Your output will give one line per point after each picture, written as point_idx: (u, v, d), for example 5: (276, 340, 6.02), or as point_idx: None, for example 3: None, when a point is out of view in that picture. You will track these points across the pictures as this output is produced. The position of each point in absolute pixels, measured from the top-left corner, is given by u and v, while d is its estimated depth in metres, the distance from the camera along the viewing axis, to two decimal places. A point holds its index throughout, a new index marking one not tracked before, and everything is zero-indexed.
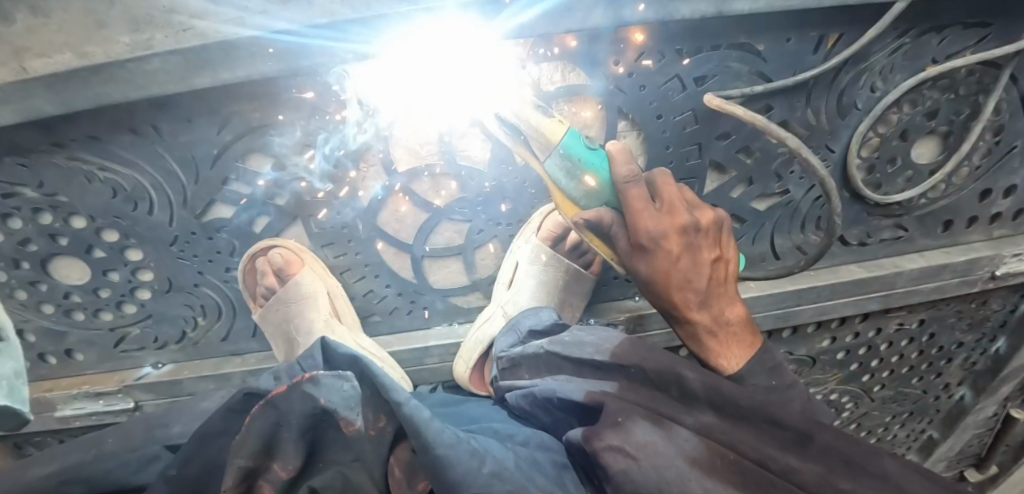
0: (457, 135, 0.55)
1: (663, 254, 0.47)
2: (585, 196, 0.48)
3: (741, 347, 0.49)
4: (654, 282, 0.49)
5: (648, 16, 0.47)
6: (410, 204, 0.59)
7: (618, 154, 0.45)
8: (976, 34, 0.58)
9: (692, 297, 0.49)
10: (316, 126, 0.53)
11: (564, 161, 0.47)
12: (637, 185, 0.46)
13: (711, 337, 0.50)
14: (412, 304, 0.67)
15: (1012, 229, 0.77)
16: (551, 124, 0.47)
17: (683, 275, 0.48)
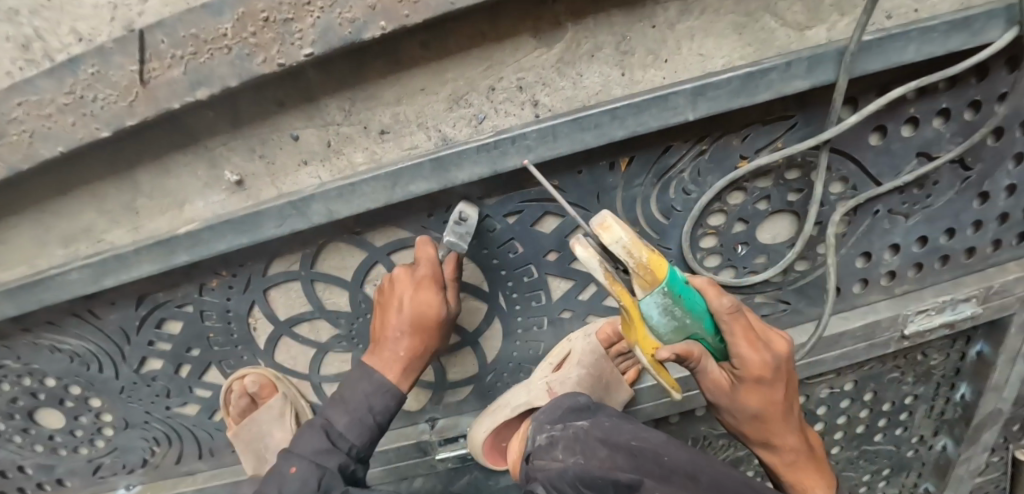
0: (320, 287, 0.66)
1: (389, 343, 0.63)
2: (674, 330, 0.49)
3: (422, 287, 0.60)
4: (420, 334, 0.63)
5: (433, 185, 0.56)
6: (298, 344, 0.70)
7: (708, 288, 0.50)
8: (781, 126, 0.63)
9: (399, 323, 0.62)
10: (205, 296, 0.65)
11: (662, 298, 0.46)
12: (735, 316, 0.52)
13: (824, 467, 0.66)
14: (324, 421, 0.77)
15: (915, 282, 0.78)
16: (654, 261, 0.45)
17: (391, 336, 0.63)
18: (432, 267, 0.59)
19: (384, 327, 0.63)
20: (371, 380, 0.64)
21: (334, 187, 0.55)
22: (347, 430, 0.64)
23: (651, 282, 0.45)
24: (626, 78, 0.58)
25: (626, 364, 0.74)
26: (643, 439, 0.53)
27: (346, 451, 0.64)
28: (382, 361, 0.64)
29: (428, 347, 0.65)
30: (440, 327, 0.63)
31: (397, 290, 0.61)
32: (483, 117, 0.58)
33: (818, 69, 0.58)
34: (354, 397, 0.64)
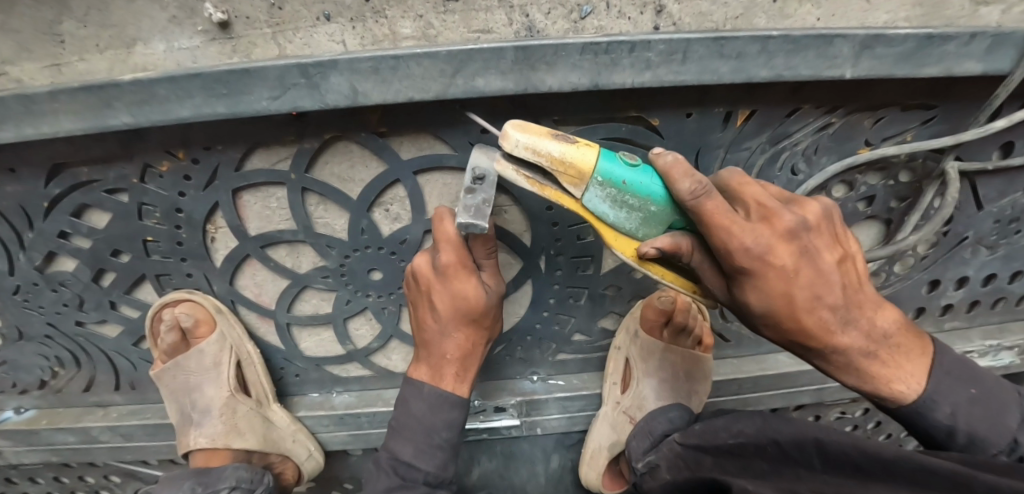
0: (312, 201, 0.49)
1: (434, 357, 0.49)
2: (643, 224, 0.37)
3: (451, 275, 0.44)
4: (469, 328, 0.48)
5: (508, 85, 0.40)
6: (269, 271, 0.54)
7: (672, 168, 0.33)
8: (918, 117, 0.52)
9: (438, 325, 0.47)
10: (149, 184, 0.47)
11: (604, 190, 0.35)
12: (709, 198, 0.33)
13: (940, 380, 0.40)
14: (282, 371, 0.61)
15: (991, 320, 0.71)
16: (576, 148, 0.34)
17: (433, 341, 0.48)
18: (456, 250, 0.43)
19: (421, 329, 0.48)
20: (423, 397, 0.50)
21: (367, 59, 0.38)
22: (415, 460, 0.50)
23: (581, 175, 0.35)
24: (777, 6, 0.45)
25: (695, 339, 0.59)
26: (735, 428, 0.43)
27: (422, 481, 0.51)
28: (430, 369, 0.50)
29: (483, 339, 0.50)
30: (488, 315, 0.47)
31: (423, 289, 0.45)
32: (588, 12, 0.43)
33: (998, 52, 0.45)
34: (413, 422, 0.50)
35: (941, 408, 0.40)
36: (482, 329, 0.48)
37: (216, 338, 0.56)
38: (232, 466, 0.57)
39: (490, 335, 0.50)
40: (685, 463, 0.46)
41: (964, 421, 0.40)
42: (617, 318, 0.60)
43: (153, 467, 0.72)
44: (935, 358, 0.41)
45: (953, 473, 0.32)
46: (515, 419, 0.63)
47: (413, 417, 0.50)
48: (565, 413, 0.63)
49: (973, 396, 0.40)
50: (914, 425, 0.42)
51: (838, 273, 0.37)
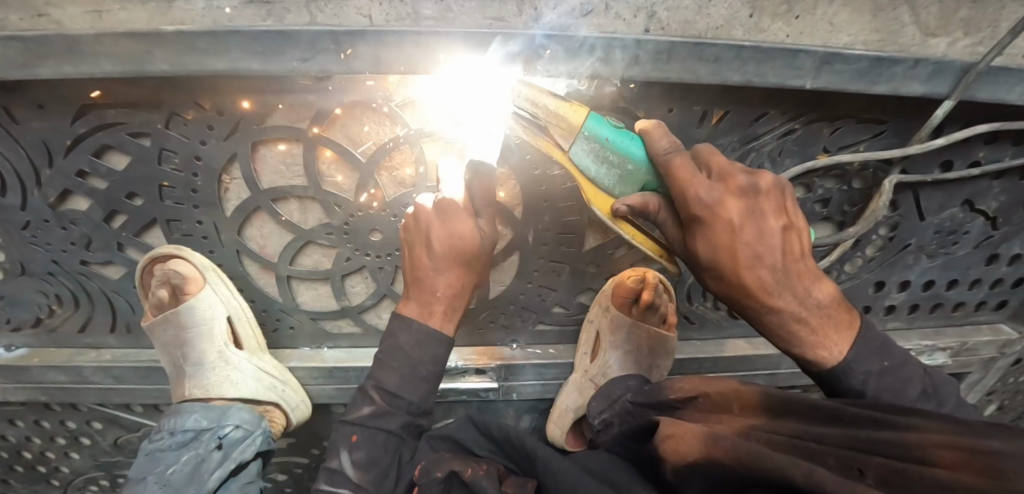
0: (324, 159, 0.53)
1: (423, 294, 0.53)
2: (620, 181, 0.44)
3: (451, 216, 0.50)
4: (460, 267, 0.52)
5: (514, 67, 0.45)
6: (276, 224, 0.57)
7: (652, 129, 0.42)
8: (870, 129, 0.59)
9: (431, 263, 0.52)
10: (173, 131, 0.51)
11: (589, 145, 0.43)
12: (678, 156, 0.42)
13: (859, 351, 0.47)
14: (278, 322, 0.64)
15: (926, 323, 0.79)
16: (570, 107, 0.43)
17: (424, 279, 0.52)
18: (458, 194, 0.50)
19: (415, 267, 0.53)
20: (410, 331, 0.53)
21: (394, 32, 0.43)
22: (399, 391, 0.54)
23: (571, 130, 0.43)
24: (753, 21, 0.51)
25: (661, 316, 0.64)
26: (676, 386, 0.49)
27: (405, 411, 0.55)
28: (420, 305, 0.54)
29: (472, 282, 0.54)
30: (479, 258, 0.52)
31: (422, 226, 0.51)
32: (589, 10, 0.48)
33: (939, 77, 0.53)
34: (402, 355, 0.54)
35: (856, 375, 0.46)
36: (472, 269, 0.53)
37: (205, 294, 0.59)
38: (238, 404, 0.62)
39: (479, 278, 0.54)
40: (635, 416, 0.51)
41: (872, 388, 0.46)
42: (593, 294, 0.65)
43: (137, 414, 0.73)
44: (860, 331, 0.47)
45: (834, 409, 0.39)
46: (493, 382, 0.67)
47: (400, 349, 0.54)
48: (540, 380, 0.68)
49: (884, 368, 0.47)
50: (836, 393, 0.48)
51: (778, 236, 0.44)
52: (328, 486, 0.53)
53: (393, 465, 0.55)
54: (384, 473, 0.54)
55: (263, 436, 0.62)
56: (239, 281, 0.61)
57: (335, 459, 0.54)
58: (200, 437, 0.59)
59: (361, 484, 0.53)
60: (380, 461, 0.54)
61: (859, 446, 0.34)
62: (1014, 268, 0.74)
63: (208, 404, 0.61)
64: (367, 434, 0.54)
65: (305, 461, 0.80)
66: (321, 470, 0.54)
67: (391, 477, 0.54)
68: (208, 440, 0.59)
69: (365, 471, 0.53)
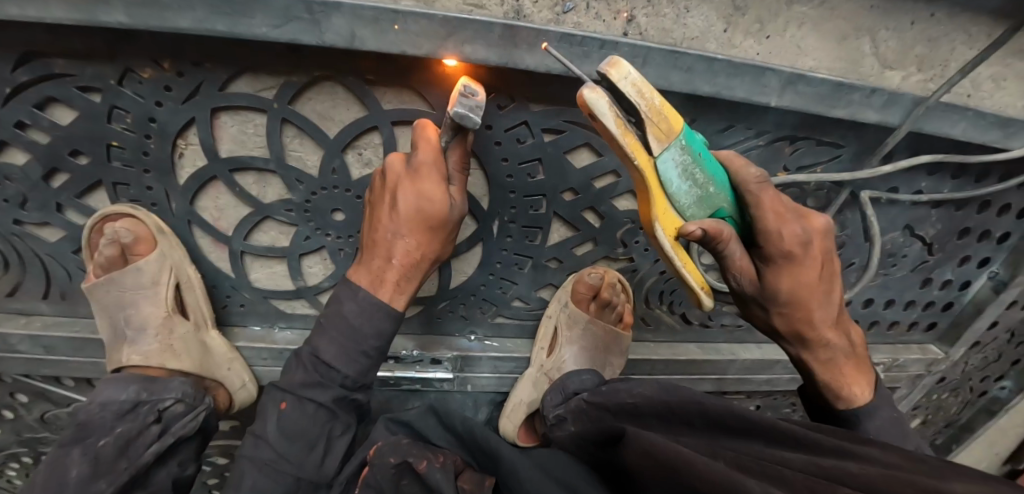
0: (289, 133, 0.51)
1: (381, 248, 0.53)
2: (697, 202, 0.44)
3: (415, 181, 0.49)
4: (421, 232, 0.52)
5: (491, 57, 0.45)
6: (232, 196, 0.55)
7: (735, 159, 0.47)
8: (828, 152, 0.62)
9: (391, 227, 0.51)
10: (129, 89, 0.48)
11: (679, 155, 0.42)
12: (767, 187, 0.47)
13: (843, 360, 0.56)
14: (227, 300, 0.62)
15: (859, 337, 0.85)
16: (672, 113, 0.41)
17: (382, 236, 0.52)
18: (433, 154, 0.48)
19: (373, 229, 0.53)
20: (356, 300, 0.55)
21: (372, 7, 0.42)
22: (335, 363, 0.55)
23: (668, 134, 0.41)
24: (726, 36, 0.53)
25: (618, 315, 0.65)
26: (636, 394, 0.53)
27: (339, 384, 0.57)
28: (373, 273, 0.55)
29: (432, 250, 0.54)
30: (443, 229, 0.53)
31: (390, 183, 0.50)
32: (570, 8, 0.48)
33: (890, 107, 0.56)
34: (344, 322, 0.55)
35: (879, 410, 0.55)
36: (433, 238, 0.53)
37: (154, 256, 0.55)
38: (182, 379, 0.58)
39: (440, 248, 0.55)
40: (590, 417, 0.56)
41: (869, 409, 0.54)
42: (553, 290, 0.66)
43: (67, 388, 0.69)
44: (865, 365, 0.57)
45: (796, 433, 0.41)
46: (448, 372, 0.67)
47: (344, 317, 0.55)
48: (495, 373, 0.68)
49: (882, 396, 0.56)
50: (840, 404, 0.56)
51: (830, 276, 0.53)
52: (252, 450, 0.56)
53: (320, 440, 0.57)
54: (310, 449, 0.57)
55: (207, 413, 0.59)
56: (189, 253, 0.59)
57: (260, 426, 0.56)
58: (137, 410, 0.55)
59: (282, 455, 0.55)
60: (308, 435, 0.56)
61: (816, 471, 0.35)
62: (946, 292, 0.79)
63: (149, 376, 0.57)
64: (297, 404, 0.56)
65: None
66: (247, 436, 0.57)
67: (317, 453, 0.57)
68: (145, 413, 0.55)
69: (287, 443, 0.56)
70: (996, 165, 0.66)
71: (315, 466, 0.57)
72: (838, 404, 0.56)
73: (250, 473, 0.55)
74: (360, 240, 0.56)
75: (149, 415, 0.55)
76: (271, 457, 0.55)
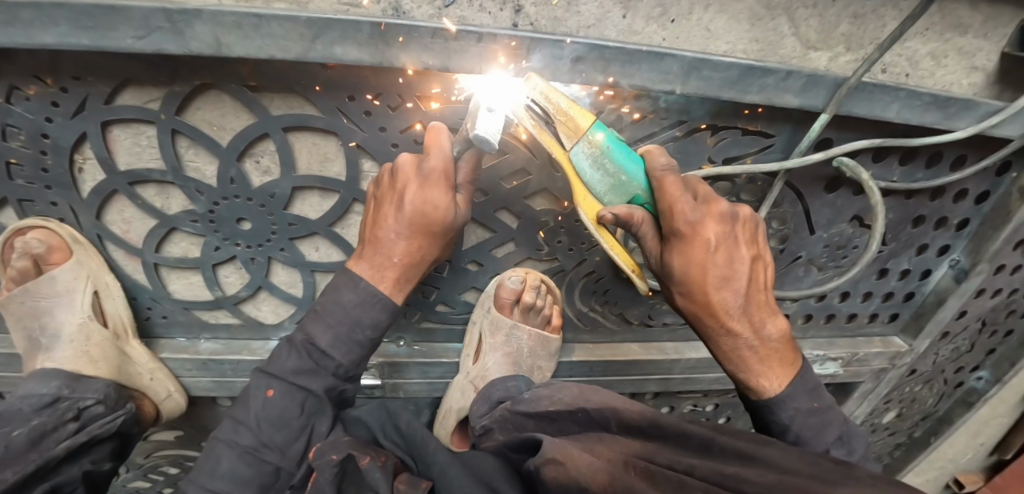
0: (183, 144, 0.51)
1: (367, 247, 0.52)
2: (611, 190, 0.47)
3: (432, 189, 0.48)
4: (423, 237, 0.51)
5: (365, 57, 0.44)
6: (138, 209, 0.55)
7: (652, 150, 0.47)
8: (756, 142, 0.57)
9: (390, 230, 0.50)
10: (16, 107, 0.47)
11: (590, 149, 0.44)
12: (673, 175, 0.47)
13: (753, 355, 0.53)
14: (150, 311, 0.62)
15: (815, 329, 0.82)
16: (577, 109, 0.44)
17: (376, 240, 0.51)
18: (443, 161, 0.48)
19: (374, 228, 0.51)
20: (356, 290, 0.52)
21: (230, 13, 0.41)
22: (330, 349, 0.53)
23: (576, 129, 0.44)
24: (626, 22, 0.50)
25: (544, 318, 0.65)
26: (557, 399, 0.51)
27: (331, 372, 0.54)
28: (371, 266, 0.53)
29: (430, 254, 0.53)
30: (446, 234, 0.52)
31: (396, 186, 0.49)
32: (451, 1, 0.46)
33: (813, 90, 0.52)
34: (339, 310, 0.53)
35: (787, 409, 0.53)
36: (442, 245, 0.53)
37: (71, 265, 0.55)
38: (106, 381, 0.59)
39: (443, 253, 0.54)
40: (512, 425, 0.54)
41: (797, 424, 0.52)
42: (478, 293, 0.65)
43: None
44: (798, 371, 0.54)
45: (703, 437, 0.42)
46: (377, 379, 0.66)
47: (340, 306, 0.53)
48: (426, 378, 0.68)
49: (813, 408, 0.53)
50: (752, 395, 0.55)
51: (747, 265, 0.51)
52: (229, 438, 0.51)
53: (304, 431, 0.53)
54: (296, 435, 0.52)
55: (127, 416, 0.60)
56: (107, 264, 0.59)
57: (242, 411, 0.52)
58: (55, 406, 0.56)
59: (268, 443, 0.51)
60: (292, 423, 0.52)
61: (722, 482, 0.38)
62: (904, 282, 0.78)
63: (74, 374, 0.57)
64: (286, 390, 0.52)
65: (192, 455, 0.78)
66: (225, 419, 0.52)
67: (302, 440, 0.53)
68: (64, 409, 0.56)
69: (272, 431, 0.51)
70: (943, 148, 0.63)
71: (296, 455, 0.52)
72: (750, 395, 0.55)
73: (227, 458, 0.50)
74: (361, 234, 0.54)
75: (68, 413, 0.56)
76: (252, 444, 0.51)
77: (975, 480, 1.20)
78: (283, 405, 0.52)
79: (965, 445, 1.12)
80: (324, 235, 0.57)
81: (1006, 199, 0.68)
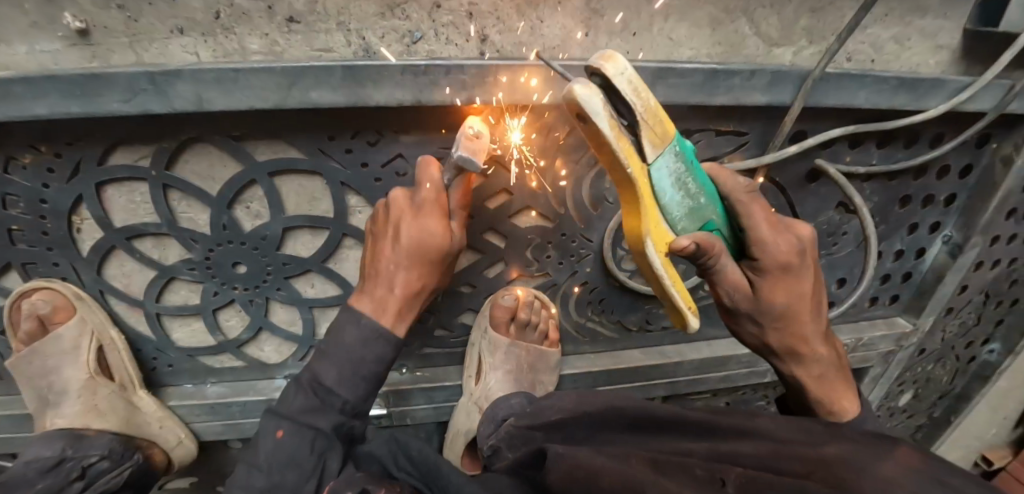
0: (175, 196, 0.53)
1: (370, 281, 0.55)
2: (689, 215, 0.38)
3: (428, 217, 0.50)
4: (423, 264, 0.53)
5: (339, 99, 0.45)
6: (137, 262, 0.57)
7: (721, 170, 0.42)
8: (731, 141, 0.59)
9: (388, 264, 0.53)
10: (14, 176, 0.49)
11: (674, 161, 0.35)
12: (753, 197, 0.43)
13: (831, 372, 0.52)
14: (155, 360, 0.64)
15: None
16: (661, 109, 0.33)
17: (376, 273, 0.54)
18: (436, 191, 0.50)
19: (375, 260, 0.53)
20: (359, 326, 0.55)
21: (209, 70, 0.43)
22: (337, 386, 0.55)
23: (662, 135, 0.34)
24: (588, 40, 0.51)
25: (540, 333, 0.66)
26: (559, 408, 0.53)
27: (338, 408, 0.56)
28: (375, 301, 0.55)
29: (431, 281, 0.55)
30: (444, 261, 0.54)
31: (393, 218, 0.51)
32: (418, 37, 0.48)
33: (779, 86, 0.53)
34: (342, 347, 0.55)
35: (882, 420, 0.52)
36: (441, 272, 0.55)
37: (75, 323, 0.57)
38: (111, 435, 0.60)
39: (444, 278, 0.56)
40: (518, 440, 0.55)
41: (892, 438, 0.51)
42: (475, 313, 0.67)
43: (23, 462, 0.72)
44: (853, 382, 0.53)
45: (699, 422, 0.43)
46: (383, 407, 0.67)
47: (341, 343, 0.55)
48: (432, 403, 0.68)
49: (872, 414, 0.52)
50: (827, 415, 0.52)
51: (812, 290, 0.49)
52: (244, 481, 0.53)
53: (316, 470, 0.54)
54: (307, 475, 0.53)
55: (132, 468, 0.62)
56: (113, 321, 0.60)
57: (253, 453, 0.53)
58: (60, 466, 0.57)
59: (280, 482, 0.52)
60: (303, 463, 0.53)
61: (720, 457, 0.37)
62: (900, 263, 0.78)
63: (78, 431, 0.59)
64: (295, 430, 0.54)
65: None
66: (238, 465, 0.54)
67: (313, 481, 0.53)
68: (68, 470, 0.58)
69: (283, 469, 0.53)
70: (918, 128, 0.64)
71: None
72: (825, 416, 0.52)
73: None
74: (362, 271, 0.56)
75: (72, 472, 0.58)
76: (265, 485, 0.52)
77: (1005, 456, 1.18)
78: (290, 444, 0.53)
79: (989, 421, 1.10)
80: (318, 271, 0.59)
81: (989, 172, 0.69)
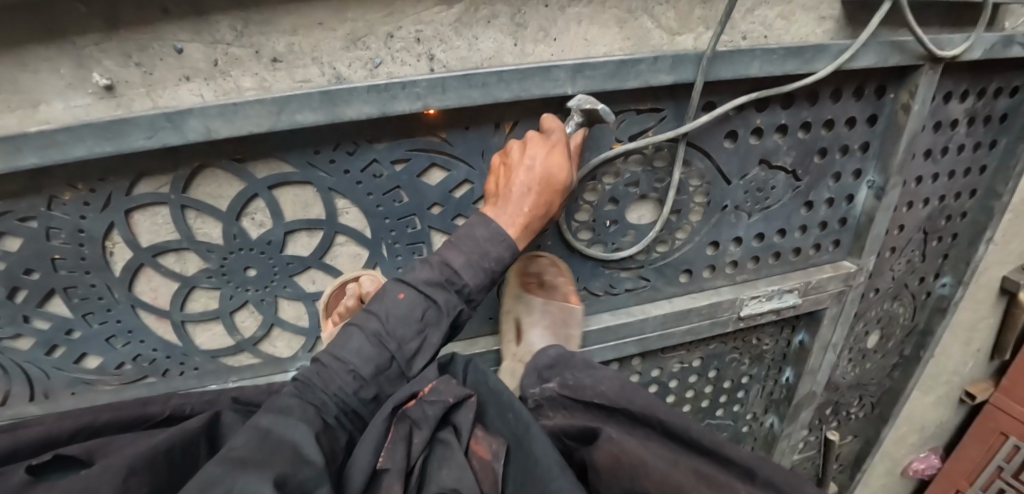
0: (191, 215, 0.63)
1: (506, 204, 0.57)
2: None
3: (557, 153, 0.57)
4: (540, 193, 0.57)
5: (320, 118, 0.56)
6: (162, 276, 0.66)
7: None
8: (651, 117, 0.70)
9: (517, 191, 0.56)
10: (55, 211, 0.59)
11: None
12: None
13: None
14: (182, 366, 0.73)
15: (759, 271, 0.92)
16: None
17: (507, 199, 0.57)
18: (563, 133, 0.58)
19: (506, 187, 0.57)
20: (485, 234, 0.55)
21: (213, 106, 0.54)
22: None
23: None
24: (518, 48, 0.63)
25: (563, 294, 0.75)
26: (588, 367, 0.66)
27: None
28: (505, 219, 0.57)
29: (547, 213, 0.59)
30: (564, 195, 0.59)
31: (526, 150, 0.57)
32: (379, 62, 0.59)
33: (681, 67, 0.64)
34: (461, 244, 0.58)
35: None
36: (550, 210, 0.59)
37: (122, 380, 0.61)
38: None
39: (550, 218, 0.60)
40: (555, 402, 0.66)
41: None
42: None
43: None
44: None
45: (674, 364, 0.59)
46: None
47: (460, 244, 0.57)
48: None
49: None
50: None
51: None
52: None
53: None
54: None
55: None
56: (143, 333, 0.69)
57: None
58: None
59: None
60: None
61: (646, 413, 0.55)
62: (828, 210, 0.89)
63: None
64: None
65: None
66: None
67: None
68: None
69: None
70: (813, 91, 0.75)
71: None
72: None
73: None
74: (488, 201, 0.59)
75: None
76: None
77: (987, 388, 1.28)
78: None
79: (954, 352, 1.20)
80: (317, 268, 0.69)
81: (893, 117, 0.82)
